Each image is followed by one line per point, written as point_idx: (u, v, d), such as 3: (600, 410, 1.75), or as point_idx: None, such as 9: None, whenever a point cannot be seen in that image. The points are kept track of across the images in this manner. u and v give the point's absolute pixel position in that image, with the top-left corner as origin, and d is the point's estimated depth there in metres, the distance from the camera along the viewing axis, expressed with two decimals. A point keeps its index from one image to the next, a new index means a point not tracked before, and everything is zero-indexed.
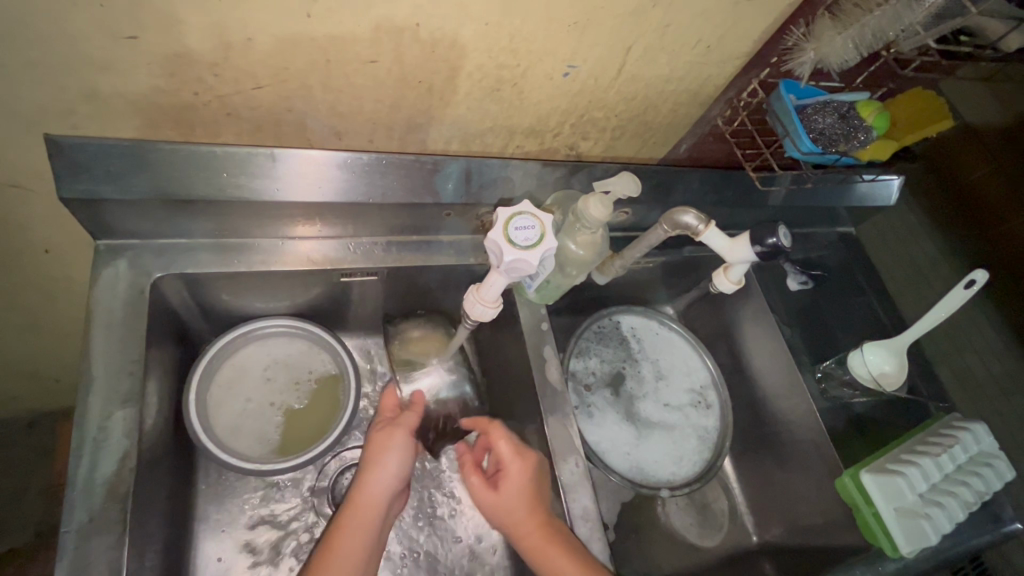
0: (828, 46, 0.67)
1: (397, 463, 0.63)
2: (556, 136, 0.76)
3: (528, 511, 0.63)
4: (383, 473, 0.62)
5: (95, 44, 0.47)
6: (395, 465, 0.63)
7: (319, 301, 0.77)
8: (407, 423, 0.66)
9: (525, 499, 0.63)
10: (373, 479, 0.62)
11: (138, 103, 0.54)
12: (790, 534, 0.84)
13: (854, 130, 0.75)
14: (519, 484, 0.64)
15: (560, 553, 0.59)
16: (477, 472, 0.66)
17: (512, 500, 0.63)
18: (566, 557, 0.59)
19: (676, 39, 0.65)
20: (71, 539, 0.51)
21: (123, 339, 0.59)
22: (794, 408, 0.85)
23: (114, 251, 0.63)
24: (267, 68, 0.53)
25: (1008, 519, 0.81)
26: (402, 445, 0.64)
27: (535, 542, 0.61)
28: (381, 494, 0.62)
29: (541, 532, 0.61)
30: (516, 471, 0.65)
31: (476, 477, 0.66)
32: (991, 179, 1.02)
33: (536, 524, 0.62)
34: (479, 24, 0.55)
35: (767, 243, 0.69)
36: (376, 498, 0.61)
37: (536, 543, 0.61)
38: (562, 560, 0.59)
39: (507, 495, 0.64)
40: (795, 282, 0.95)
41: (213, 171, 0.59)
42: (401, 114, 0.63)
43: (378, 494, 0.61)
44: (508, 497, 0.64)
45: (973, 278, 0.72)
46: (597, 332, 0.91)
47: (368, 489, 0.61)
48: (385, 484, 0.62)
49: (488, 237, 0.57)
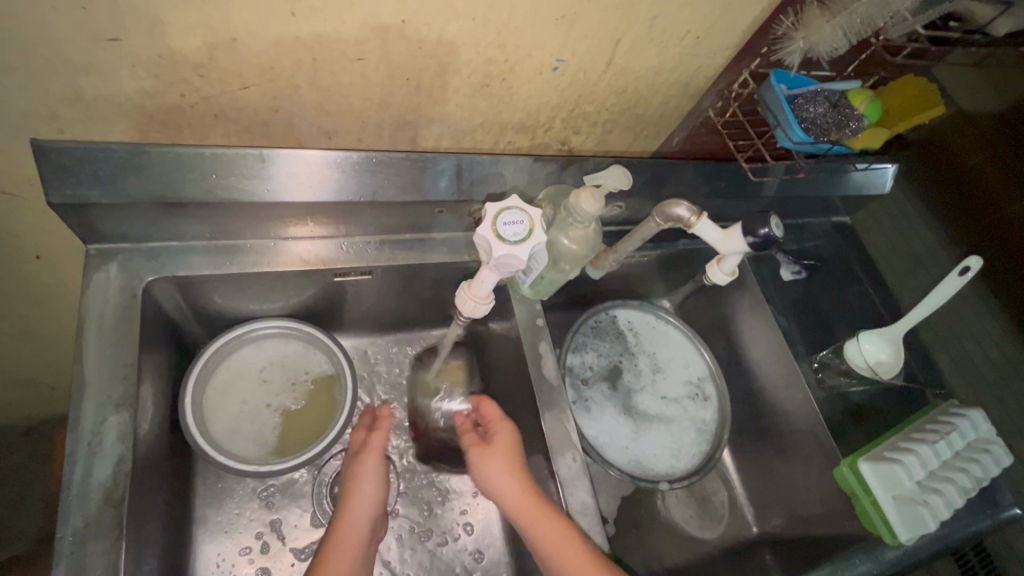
0: (817, 34, 0.68)
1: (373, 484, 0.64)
2: (547, 131, 0.75)
3: (513, 472, 0.63)
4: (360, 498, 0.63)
5: (77, 47, 0.47)
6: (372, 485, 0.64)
7: (313, 302, 0.77)
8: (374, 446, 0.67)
9: (513, 456, 0.65)
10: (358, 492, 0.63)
11: (123, 106, 0.54)
12: (791, 525, 0.84)
13: (845, 119, 0.75)
14: (499, 451, 0.65)
15: (546, 513, 0.60)
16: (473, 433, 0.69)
17: (494, 468, 0.64)
18: (553, 515, 0.60)
19: (665, 32, 0.64)
20: (67, 545, 0.51)
21: (115, 344, 0.59)
22: (792, 398, 0.85)
23: (106, 256, 0.63)
24: (252, 67, 0.53)
25: (1006, 504, 0.81)
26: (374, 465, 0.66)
27: (519, 497, 0.61)
28: (362, 513, 0.62)
29: (527, 493, 0.62)
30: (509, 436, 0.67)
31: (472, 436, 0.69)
32: (986, 166, 1.02)
33: (521, 485, 0.62)
34: (465, 19, 0.55)
35: (759, 233, 0.69)
36: (361, 514, 0.62)
37: (523, 500, 0.61)
38: (550, 520, 0.60)
39: (483, 462, 0.65)
40: (788, 273, 0.95)
41: (202, 173, 0.59)
42: (390, 111, 0.63)
43: (361, 507, 0.62)
44: (486, 467, 0.64)
45: (968, 264, 0.71)
46: (593, 327, 0.90)
47: (350, 512, 0.62)
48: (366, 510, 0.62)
49: (476, 234, 0.57)
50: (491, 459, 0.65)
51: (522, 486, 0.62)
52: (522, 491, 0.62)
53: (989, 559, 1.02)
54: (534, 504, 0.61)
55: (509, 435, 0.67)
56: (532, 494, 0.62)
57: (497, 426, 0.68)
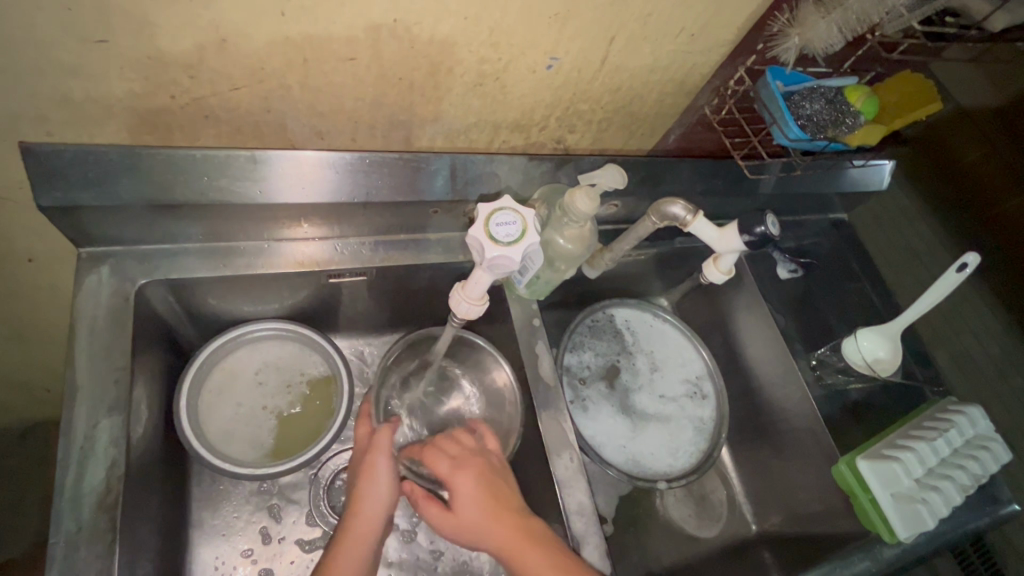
0: (812, 31, 0.66)
1: (386, 487, 0.61)
2: (542, 130, 0.75)
3: (490, 523, 0.57)
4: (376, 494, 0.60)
5: (63, 48, 0.46)
6: (386, 486, 0.61)
7: (309, 303, 0.76)
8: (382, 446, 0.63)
9: (480, 506, 0.58)
10: (365, 496, 0.60)
11: (113, 107, 0.53)
12: (789, 522, 0.84)
13: (840, 115, 0.74)
14: (462, 514, 0.58)
15: (535, 553, 0.54)
16: (425, 500, 0.60)
17: (467, 530, 0.57)
18: (542, 553, 0.55)
19: (659, 29, 0.64)
20: (60, 550, 0.51)
21: (108, 347, 0.59)
22: (789, 396, 0.85)
23: (97, 259, 0.63)
24: (243, 69, 0.53)
25: (1005, 501, 0.81)
26: (386, 465, 0.62)
27: (506, 547, 0.55)
28: (374, 509, 0.60)
29: (513, 539, 0.56)
30: (464, 485, 0.59)
31: (427, 506, 0.60)
32: (984, 161, 1.02)
33: (499, 531, 0.56)
34: (458, 18, 0.54)
35: (756, 231, 0.70)
36: (371, 516, 0.59)
37: (509, 546, 0.55)
38: (540, 561, 0.54)
39: (455, 531, 0.58)
40: (785, 271, 0.94)
41: (193, 175, 0.58)
42: (383, 111, 0.62)
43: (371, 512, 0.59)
44: (458, 534, 0.58)
45: (965, 261, 0.71)
46: (591, 326, 0.90)
47: (362, 510, 0.59)
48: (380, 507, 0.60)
49: (468, 234, 0.56)
50: (460, 523, 0.58)
51: (503, 531, 0.56)
52: (506, 535, 0.56)
53: (991, 558, 1.02)
54: (524, 542, 0.55)
55: (469, 486, 0.59)
56: (516, 535, 0.56)
57: (452, 482, 0.60)
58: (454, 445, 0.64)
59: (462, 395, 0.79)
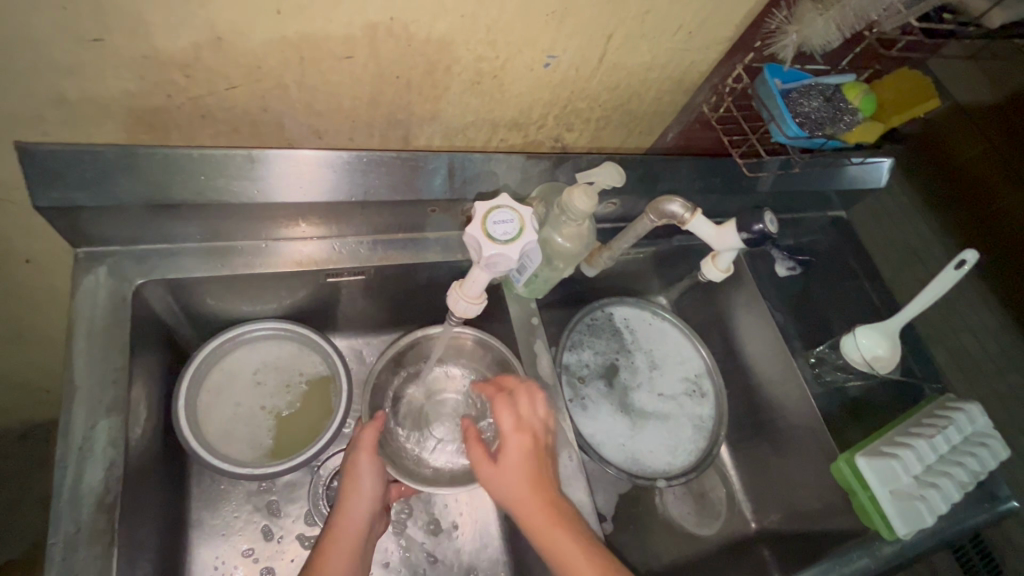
0: (810, 28, 0.67)
1: (371, 486, 0.62)
2: (541, 128, 0.75)
3: (530, 493, 0.56)
4: (360, 497, 0.61)
5: (59, 47, 0.46)
6: (371, 486, 0.62)
7: (307, 303, 0.76)
8: (366, 444, 0.63)
9: (525, 473, 0.57)
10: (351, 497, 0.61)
11: (109, 107, 0.53)
12: (788, 520, 0.84)
13: (840, 111, 0.75)
14: (503, 477, 0.57)
15: (564, 541, 0.54)
16: (477, 440, 0.60)
17: (504, 491, 0.57)
18: (572, 542, 0.54)
19: (657, 27, 0.64)
20: (58, 551, 0.51)
21: (106, 347, 0.59)
22: (788, 394, 0.85)
23: (95, 259, 0.63)
24: (239, 68, 0.53)
25: (1004, 497, 0.81)
26: (371, 465, 0.62)
27: (536, 524, 0.55)
28: (362, 509, 0.61)
29: (545, 518, 0.55)
30: (515, 447, 0.58)
31: (475, 447, 0.59)
32: (983, 157, 1.02)
33: (533, 508, 0.55)
34: (455, 16, 0.54)
35: (753, 229, 0.69)
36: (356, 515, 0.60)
37: (540, 528, 0.55)
38: (571, 548, 0.53)
39: (493, 484, 0.58)
40: (783, 268, 0.94)
41: (190, 174, 0.58)
42: (381, 109, 0.62)
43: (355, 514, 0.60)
44: (495, 489, 0.58)
45: (963, 258, 0.71)
46: (590, 324, 0.90)
47: (349, 511, 0.60)
48: (366, 508, 0.61)
49: (466, 233, 0.56)
50: (503, 479, 0.57)
51: (537, 511, 0.55)
52: (537, 517, 0.55)
53: (991, 556, 1.03)
54: (555, 527, 0.55)
55: (520, 452, 0.58)
56: (547, 519, 0.55)
57: (507, 439, 0.58)
58: (531, 403, 0.61)
59: (459, 387, 0.79)
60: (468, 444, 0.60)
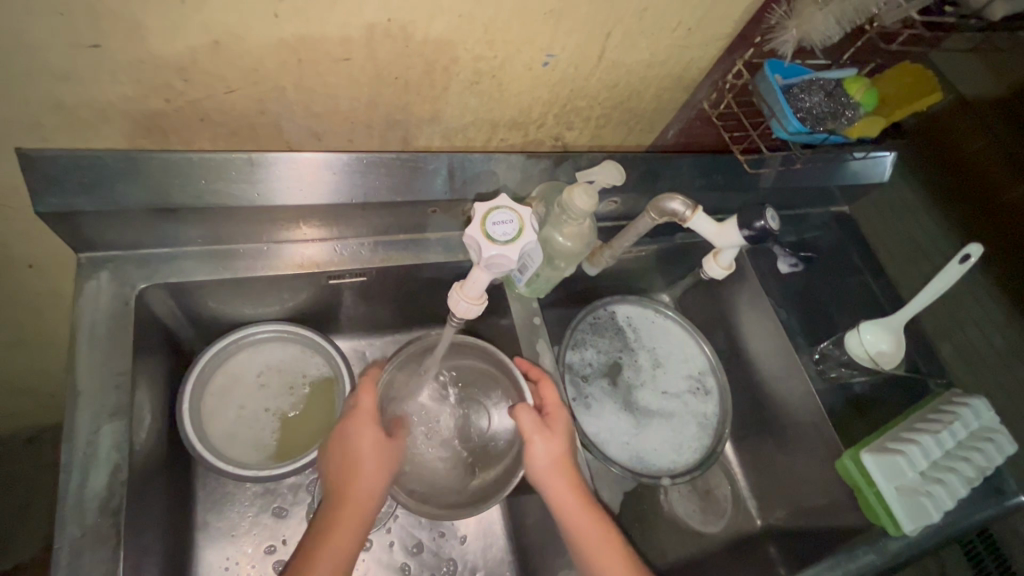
0: (808, 23, 0.67)
1: (388, 474, 0.61)
2: (541, 127, 0.75)
3: (569, 471, 0.62)
4: (371, 474, 0.59)
5: (58, 53, 0.46)
6: (374, 461, 0.60)
7: (310, 305, 0.76)
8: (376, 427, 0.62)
9: (569, 446, 0.64)
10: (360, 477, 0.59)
11: (107, 112, 0.53)
12: (793, 517, 0.84)
13: (840, 108, 0.75)
14: (552, 448, 0.62)
15: (591, 520, 0.60)
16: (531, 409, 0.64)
17: (543, 462, 0.62)
18: (599, 522, 0.60)
19: (655, 24, 0.64)
20: (63, 555, 0.51)
21: (109, 352, 0.59)
22: (793, 389, 0.84)
23: (97, 263, 0.63)
24: (238, 70, 0.53)
25: (1011, 492, 0.81)
26: (385, 455, 0.61)
27: (572, 504, 0.60)
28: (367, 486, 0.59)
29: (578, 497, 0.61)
30: (563, 418, 0.65)
31: (531, 412, 0.63)
32: (987, 151, 1.03)
33: (574, 486, 0.61)
34: (452, 16, 0.54)
35: (755, 226, 0.68)
36: (367, 498, 0.58)
37: (572, 503, 0.60)
38: (598, 527, 0.60)
39: (544, 451, 0.62)
40: (785, 264, 0.94)
41: (192, 178, 0.59)
42: (379, 111, 0.62)
43: (366, 502, 0.58)
44: (543, 455, 0.62)
45: (968, 251, 0.70)
46: (592, 323, 0.90)
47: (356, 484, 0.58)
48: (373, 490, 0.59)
49: (465, 234, 0.56)
50: (553, 449, 0.62)
51: (574, 489, 0.61)
52: (572, 494, 0.61)
53: (999, 550, 1.03)
54: (584, 506, 0.61)
55: (566, 427, 0.64)
56: (580, 498, 0.61)
57: (557, 412, 0.65)
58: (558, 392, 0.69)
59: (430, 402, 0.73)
60: (521, 408, 0.64)
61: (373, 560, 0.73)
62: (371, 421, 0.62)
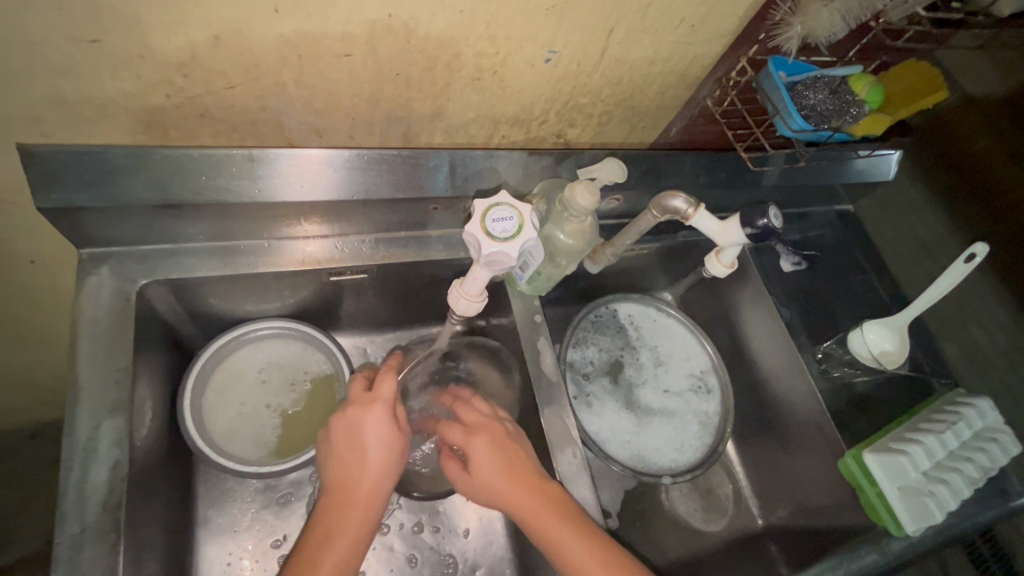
0: (815, 20, 0.67)
1: (395, 466, 0.59)
2: (543, 124, 0.74)
3: (509, 482, 0.59)
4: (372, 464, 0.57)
5: (58, 48, 0.46)
6: (379, 450, 0.58)
7: (310, 301, 0.76)
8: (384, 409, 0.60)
9: (500, 462, 0.60)
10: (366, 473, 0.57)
11: (107, 107, 0.53)
12: (795, 516, 0.83)
13: (846, 105, 0.73)
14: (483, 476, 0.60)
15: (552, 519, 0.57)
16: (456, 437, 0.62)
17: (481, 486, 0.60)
18: (562, 522, 0.57)
19: (658, 20, 0.63)
20: (64, 550, 0.51)
21: (109, 347, 0.59)
22: (795, 389, 0.84)
23: (98, 259, 0.63)
24: (239, 67, 0.52)
25: (1015, 493, 0.80)
26: (397, 445, 0.59)
27: (527, 510, 0.58)
28: (368, 482, 0.57)
29: (529, 501, 0.58)
30: (479, 444, 0.61)
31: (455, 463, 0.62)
32: (991, 151, 1.01)
33: (523, 493, 0.58)
34: (454, 12, 0.54)
35: (757, 224, 0.68)
36: (371, 497, 0.57)
37: (525, 503, 0.58)
38: (560, 527, 0.57)
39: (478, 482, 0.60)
40: (788, 264, 0.91)
41: (192, 175, 0.58)
42: (380, 107, 0.62)
43: (371, 499, 0.57)
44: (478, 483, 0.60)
45: (974, 250, 0.70)
46: (594, 321, 0.89)
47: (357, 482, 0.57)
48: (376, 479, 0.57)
49: (466, 231, 0.55)
50: (482, 477, 0.60)
51: (522, 496, 0.58)
52: (523, 496, 0.58)
53: (1002, 550, 1.03)
54: (544, 509, 0.58)
55: (484, 449, 0.60)
56: (535, 499, 0.58)
57: (471, 441, 0.61)
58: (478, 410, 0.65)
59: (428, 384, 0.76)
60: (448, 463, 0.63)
61: (375, 555, 0.73)
62: (386, 418, 0.60)
